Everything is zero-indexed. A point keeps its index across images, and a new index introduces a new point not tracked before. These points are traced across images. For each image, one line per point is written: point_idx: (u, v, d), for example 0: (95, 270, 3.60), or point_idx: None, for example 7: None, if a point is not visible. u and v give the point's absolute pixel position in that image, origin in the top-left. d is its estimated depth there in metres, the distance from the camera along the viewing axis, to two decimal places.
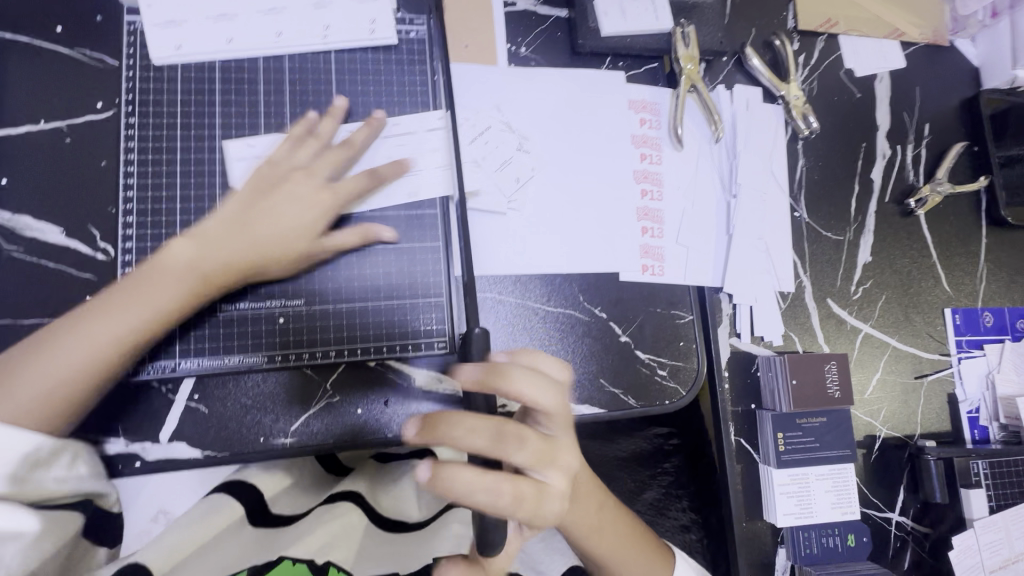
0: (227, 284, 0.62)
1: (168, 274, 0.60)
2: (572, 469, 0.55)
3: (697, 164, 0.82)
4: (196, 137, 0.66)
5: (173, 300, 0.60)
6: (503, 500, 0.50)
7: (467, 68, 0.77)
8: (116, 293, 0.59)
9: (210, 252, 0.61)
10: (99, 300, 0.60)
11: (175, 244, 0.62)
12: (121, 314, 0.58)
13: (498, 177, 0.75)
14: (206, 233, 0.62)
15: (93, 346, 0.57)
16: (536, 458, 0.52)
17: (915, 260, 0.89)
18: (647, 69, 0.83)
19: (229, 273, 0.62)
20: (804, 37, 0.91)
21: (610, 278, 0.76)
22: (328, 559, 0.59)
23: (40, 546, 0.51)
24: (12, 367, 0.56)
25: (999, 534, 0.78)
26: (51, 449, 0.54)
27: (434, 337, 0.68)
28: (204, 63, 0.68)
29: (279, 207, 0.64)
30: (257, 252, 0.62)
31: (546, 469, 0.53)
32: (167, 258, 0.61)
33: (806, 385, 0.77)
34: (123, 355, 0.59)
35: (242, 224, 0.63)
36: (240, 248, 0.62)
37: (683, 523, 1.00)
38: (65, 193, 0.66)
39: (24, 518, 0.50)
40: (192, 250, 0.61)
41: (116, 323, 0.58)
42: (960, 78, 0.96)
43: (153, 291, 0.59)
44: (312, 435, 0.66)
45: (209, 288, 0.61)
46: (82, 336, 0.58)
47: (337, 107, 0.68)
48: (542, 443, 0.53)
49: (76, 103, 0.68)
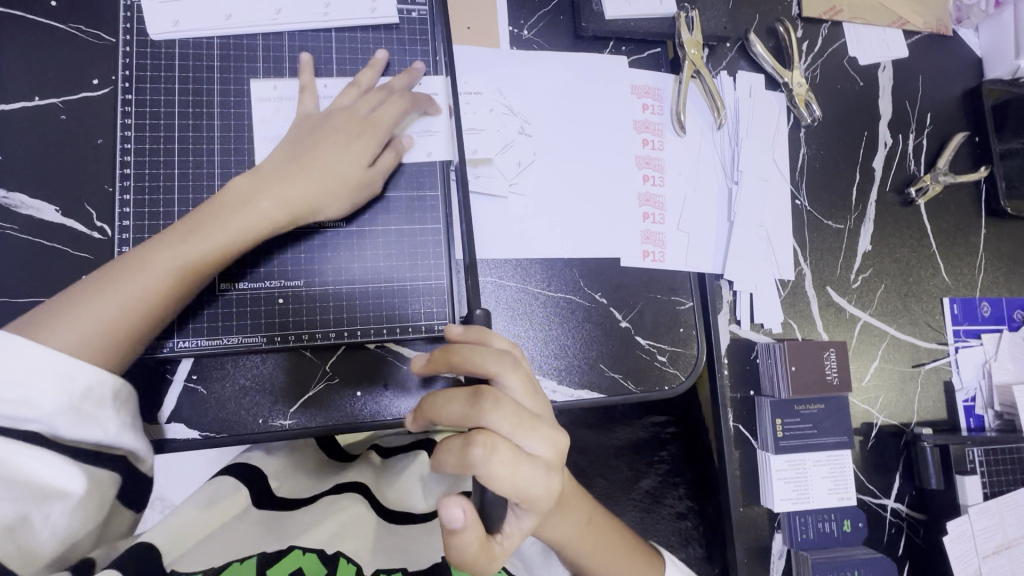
0: (291, 222, 0.61)
1: (232, 206, 0.59)
2: (558, 440, 0.51)
3: (699, 150, 0.82)
4: (194, 115, 0.66)
5: (239, 229, 0.59)
6: (487, 465, 0.47)
7: (469, 50, 0.76)
8: (180, 225, 0.58)
9: (275, 185, 0.60)
10: (160, 236, 0.57)
11: (237, 181, 0.61)
12: (191, 244, 0.57)
13: (500, 160, 0.74)
14: (265, 171, 0.61)
15: (162, 272, 0.55)
16: (514, 424, 0.49)
17: (914, 250, 0.89)
18: (650, 54, 0.83)
19: (294, 206, 0.61)
20: (807, 24, 0.91)
21: (611, 263, 0.76)
22: (337, 550, 0.60)
23: (84, 508, 0.49)
24: (71, 298, 0.54)
25: (993, 520, 0.79)
26: (112, 391, 0.52)
27: (435, 320, 0.68)
28: (203, 40, 0.67)
29: (333, 144, 0.63)
30: (318, 186, 0.62)
31: (526, 436, 0.49)
32: (230, 193, 0.60)
33: (805, 371, 0.77)
34: (188, 284, 0.57)
35: (303, 160, 0.62)
36: (303, 182, 0.61)
37: (678, 510, 1.02)
38: (60, 172, 0.65)
39: (65, 472, 0.48)
40: (254, 184, 0.60)
41: (184, 250, 0.56)
42: (962, 68, 0.96)
43: (219, 223, 0.58)
44: (311, 417, 0.66)
45: (276, 222, 0.60)
46: (149, 264, 0.55)
47: (378, 60, 0.69)
48: (520, 408, 0.50)
49: (72, 80, 0.67)
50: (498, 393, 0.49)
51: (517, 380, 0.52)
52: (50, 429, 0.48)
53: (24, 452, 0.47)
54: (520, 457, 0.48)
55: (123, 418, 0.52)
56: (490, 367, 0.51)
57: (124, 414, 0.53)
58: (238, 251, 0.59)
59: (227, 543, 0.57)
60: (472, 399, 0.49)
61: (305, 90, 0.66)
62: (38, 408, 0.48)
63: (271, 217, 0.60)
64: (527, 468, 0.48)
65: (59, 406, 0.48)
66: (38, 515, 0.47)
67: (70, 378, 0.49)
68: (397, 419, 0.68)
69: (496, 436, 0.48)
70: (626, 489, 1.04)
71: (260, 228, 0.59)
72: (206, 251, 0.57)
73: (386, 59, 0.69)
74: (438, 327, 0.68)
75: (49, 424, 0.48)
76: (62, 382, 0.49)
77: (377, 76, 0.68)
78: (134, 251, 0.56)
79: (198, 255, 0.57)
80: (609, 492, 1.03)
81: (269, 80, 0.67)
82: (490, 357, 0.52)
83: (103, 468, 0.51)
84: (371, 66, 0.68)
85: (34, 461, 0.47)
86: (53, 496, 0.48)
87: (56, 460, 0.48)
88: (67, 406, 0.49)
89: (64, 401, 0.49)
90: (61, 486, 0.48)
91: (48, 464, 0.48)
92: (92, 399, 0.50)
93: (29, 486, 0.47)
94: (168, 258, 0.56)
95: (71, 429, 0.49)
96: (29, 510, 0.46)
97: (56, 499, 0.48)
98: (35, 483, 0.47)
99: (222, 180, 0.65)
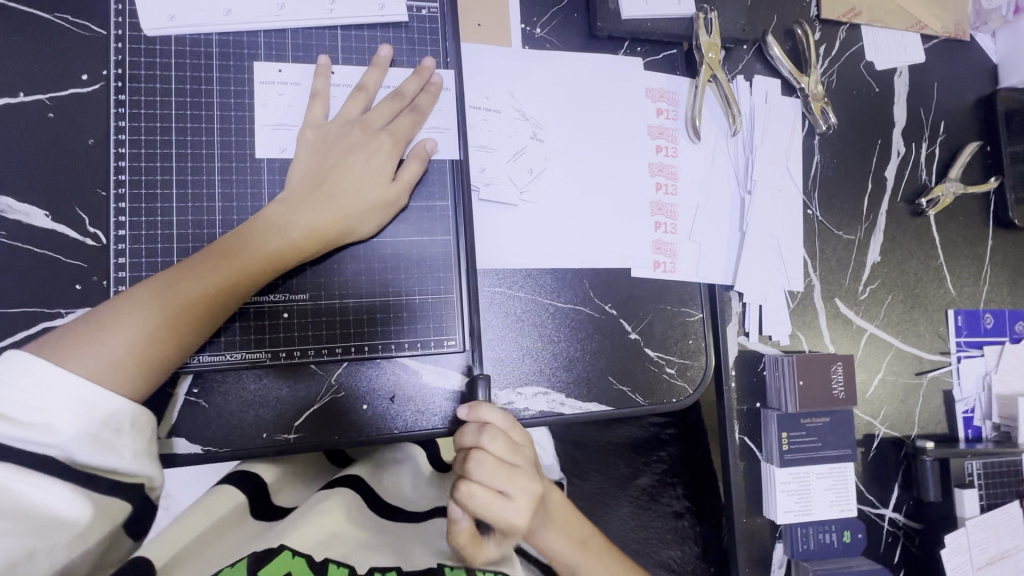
0: (319, 248, 0.60)
1: (257, 236, 0.58)
2: (535, 491, 0.55)
3: (713, 158, 0.80)
4: (192, 117, 0.62)
5: (265, 258, 0.58)
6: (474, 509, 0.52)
7: (480, 49, 0.73)
8: (205, 252, 0.57)
9: (303, 212, 0.59)
10: (185, 262, 0.56)
11: (265, 209, 0.60)
12: (216, 271, 0.56)
13: (513, 167, 0.72)
14: (290, 196, 0.60)
15: (187, 301, 0.54)
16: (493, 476, 0.53)
17: (922, 261, 0.89)
18: (665, 56, 0.80)
19: (321, 233, 0.60)
20: (825, 26, 0.88)
21: (622, 274, 0.75)
22: (326, 557, 0.55)
23: (87, 537, 0.47)
24: (95, 325, 0.52)
25: (988, 532, 0.81)
26: (130, 419, 0.51)
27: (443, 334, 0.67)
28: (201, 36, 0.63)
29: (356, 162, 0.61)
30: (343, 210, 0.60)
31: (505, 486, 0.54)
32: (257, 220, 0.59)
33: (812, 385, 0.77)
34: (214, 312, 0.56)
35: (324, 188, 0.60)
36: (330, 207, 0.60)
37: (675, 509, 0.94)
38: (49, 173, 0.62)
39: (72, 501, 0.47)
40: (283, 211, 0.59)
41: (210, 279, 0.55)
42: (978, 75, 0.94)
43: (243, 252, 0.57)
44: (317, 433, 0.65)
45: (304, 249, 0.59)
46: (173, 292, 0.54)
47: (382, 57, 0.65)
48: (502, 463, 0.54)
49: (59, 74, 0.63)
50: (483, 450, 0.54)
51: (504, 442, 0.55)
52: (68, 455, 0.48)
53: (34, 480, 0.46)
54: (495, 502, 0.53)
55: (140, 446, 0.51)
56: (478, 434, 0.55)
57: (140, 440, 0.52)
58: (264, 279, 0.58)
59: (222, 551, 0.56)
60: (461, 458, 0.55)
61: (313, 97, 0.63)
62: (57, 434, 0.47)
63: (299, 242, 0.59)
64: (501, 514, 0.53)
65: (78, 433, 0.48)
66: (40, 548, 0.45)
67: (90, 404, 0.49)
68: (405, 433, 0.66)
69: (475, 484, 0.53)
70: (622, 487, 0.95)
71: (284, 255, 0.58)
72: (231, 277, 0.56)
73: (390, 56, 0.66)
74: (447, 342, 0.67)
75: (69, 451, 0.48)
76: (82, 408, 0.48)
77: (383, 75, 0.65)
78: (159, 276, 0.55)
79: (226, 281, 0.56)
80: (604, 487, 0.95)
81: (273, 81, 0.64)
82: (477, 423, 0.55)
83: (116, 498, 0.50)
84: (374, 65, 0.65)
85: (38, 489, 0.46)
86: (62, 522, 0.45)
87: (64, 489, 0.47)
88: (86, 434, 0.48)
89: (82, 428, 0.48)
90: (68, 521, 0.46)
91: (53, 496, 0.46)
92: (110, 426, 0.50)
93: (34, 516, 0.45)
94: (194, 283, 0.55)
95: (89, 456, 0.48)
96: (35, 544, 0.44)
97: (61, 529, 0.46)
98: (42, 511, 0.45)
99: (223, 189, 0.62)
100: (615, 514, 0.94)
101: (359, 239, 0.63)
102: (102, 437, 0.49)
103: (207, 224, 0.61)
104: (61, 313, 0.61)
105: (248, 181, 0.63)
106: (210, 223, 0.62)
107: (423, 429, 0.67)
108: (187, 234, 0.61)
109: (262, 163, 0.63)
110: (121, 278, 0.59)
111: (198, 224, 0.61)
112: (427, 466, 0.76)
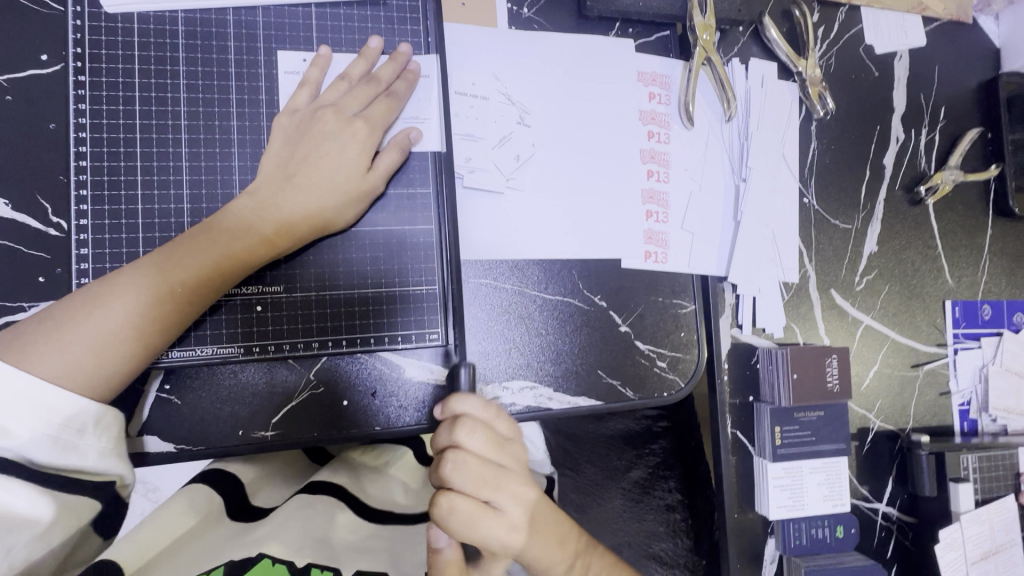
0: (296, 240, 0.58)
1: (233, 229, 0.55)
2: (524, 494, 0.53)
3: (707, 144, 0.78)
4: (158, 100, 0.59)
5: (239, 251, 0.55)
6: (457, 517, 0.50)
7: (464, 29, 0.70)
8: (177, 243, 0.54)
9: (273, 204, 0.57)
10: (156, 253, 0.54)
11: (237, 199, 0.58)
12: (188, 265, 0.53)
13: (498, 154, 0.69)
14: (265, 185, 0.58)
15: (158, 296, 0.52)
16: (477, 485, 0.50)
17: (920, 251, 0.87)
18: (658, 38, 0.77)
19: (297, 225, 0.57)
20: (824, 7, 0.85)
21: (612, 265, 0.72)
22: (309, 561, 0.53)
23: (49, 538, 0.45)
24: (59, 322, 0.50)
25: (982, 526, 0.81)
26: (94, 419, 0.49)
27: (425, 328, 0.64)
28: (165, 14, 0.60)
29: (328, 152, 0.59)
30: (315, 202, 0.58)
31: (491, 495, 0.51)
32: (232, 211, 0.56)
33: (806, 378, 0.75)
34: (187, 307, 0.54)
35: (296, 176, 0.58)
36: (300, 199, 0.57)
37: (668, 502, 0.91)
38: (7, 159, 0.58)
39: (35, 500, 0.45)
40: (251, 203, 0.57)
41: (181, 272, 0.53)
42: (980, 58, 0.92)
43: (217, 244, 0.54)
44: (293, 430, 0.62)
45: (282, 241, 0.57)
46: (143, 286, 0.52)
47: (403, 53, 0.63)
48: (484, 466, 0.51)
49: (16, 54, 0.59)
50: (463, 455, 0.50)
51: (485, 440, 0.51)
52: (29, 459, 0.46)
53: None
54: (482, 513, 0.50)
55: (105, 444, 0.50)
56: (454, 435, 0.50)
57: (107, 440, 0.50)
58: (240, 272, 0.56)
59: (202, 548, 0.54)
60: (438, 463, 0.51)
61: (302, 84, 0.61)
62: (14, 437, 0.45)
63: (272, 236, 0.57)
64: (488, 525, 0.50)
65: (36, 436, 0.46)
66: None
67: (52, 406, 0.47)
68: (386, 429, 0.64)
69: (458, 496, 0.50)
70: (614, 478, 0.93)
71: (260, 249, 0.56)
72: (203, 270, 0.54)
73: (381, 47, 0.64)
74: (429, 336, 0.64)
75: (27, 455, 0.46)
76: (41, 410, 0.47)
77: (370, 66, 0.63)
78: (129, 268, 0.53)
79: (197, 275, 0.54)
80: (597, 479, 0.93)
81: (299, 70, 0.62)
82: (454, 423, 0.51)
83: (81, 495, 0.48)
84: (366, 53, 0.63)
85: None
86: (19, 526, 0.43)
87: (27, 490, 0.45)
88: (45, 436, 0.46)
89: (41, 431, 0.46)
90: (24, 524, 0.44)
91: (10, 502, 0.44)
92: (71, 427, 0.48)
93: None
94: (165, 277, 0.53)
95: (50, 458, 0.47)
96: None
97: (22, 529, 0.44)
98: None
99: (192, 176, 0.59)
100: (605, 506, 0.92)
101: (337, 230, 0.61)
102: (65, 439, 0.47)
103: (175, 213, 0.59)
104: (24, 306, 0.58)
105: (218, 167, 0.60)
106: (178, 211, 0.59)
107: (405, 426, 0.64)
108: (153, 224, 0.58)
109: (233, 149, 0.60)
110: (85, 269, 0.57)
111: (165, 213, 0.58)
112: (411, 462, 0.75)
